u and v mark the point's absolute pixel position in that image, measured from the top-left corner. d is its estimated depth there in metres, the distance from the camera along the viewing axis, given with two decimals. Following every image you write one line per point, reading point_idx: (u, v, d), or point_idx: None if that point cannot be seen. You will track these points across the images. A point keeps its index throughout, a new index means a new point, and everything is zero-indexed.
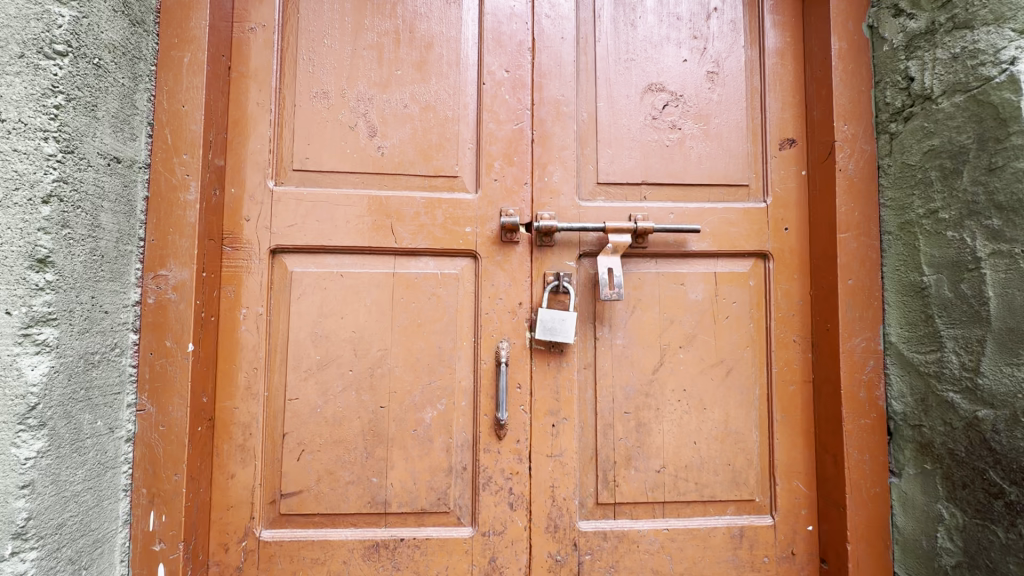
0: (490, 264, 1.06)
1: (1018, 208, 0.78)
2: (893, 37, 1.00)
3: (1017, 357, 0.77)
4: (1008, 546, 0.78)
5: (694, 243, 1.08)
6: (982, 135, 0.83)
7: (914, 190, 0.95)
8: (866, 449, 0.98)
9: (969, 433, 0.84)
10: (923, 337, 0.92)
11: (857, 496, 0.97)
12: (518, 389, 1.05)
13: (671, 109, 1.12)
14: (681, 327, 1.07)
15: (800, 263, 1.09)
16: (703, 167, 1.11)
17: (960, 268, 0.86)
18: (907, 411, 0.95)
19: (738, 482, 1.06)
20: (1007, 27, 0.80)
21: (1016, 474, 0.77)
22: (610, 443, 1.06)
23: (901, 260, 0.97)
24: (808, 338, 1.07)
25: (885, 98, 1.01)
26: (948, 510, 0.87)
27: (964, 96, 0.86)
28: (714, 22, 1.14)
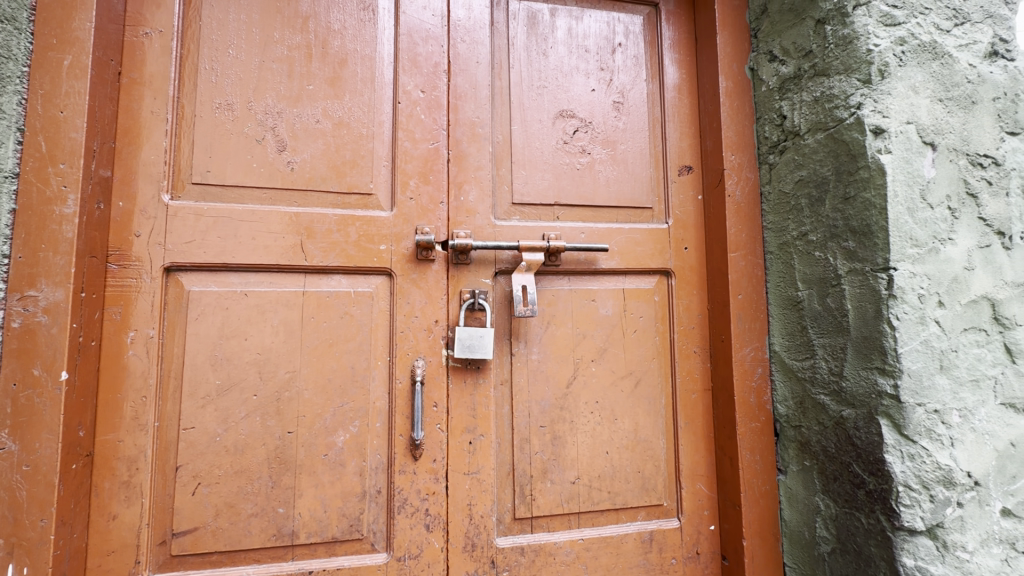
0: (405, 282, 1.05)
1: (867, 231, 0.89)
2: (769, 79, 1.12)
3: (869, 362, 0.87)
4: (870, 530, 0.87)
5: (604, 260, 1.14)
6: (839, 168, 0.95)
7: (789, 215, 1.07)
8: (757, 450, 1.07)
9: (837, 431, 0.93)
10: (800, 346, 1.03)
11: (751, 494, 1.06)
12: (434, 408, 1.04)
13: (581, 134, 1.18)
14: (593, 342, 1.12)
15: (698, 280, 1.18)
16: (611, 190, 1.18)
17: (826, 284, 0.97)
18: (790, 413, 1.05)
19: (647, 488, 1.11)
20: (854, 77, 0.92)
21: (873, 465, 0.86)
22: (526, 458, 1.07)
23: (780, 277, 1.08)
24: (707, 350, 1.16)
25: (764, 132, 1.13)
26: (824, 501, 0.97)
27: (823, 134, 0.98)
28: (618, 56, 1.23)
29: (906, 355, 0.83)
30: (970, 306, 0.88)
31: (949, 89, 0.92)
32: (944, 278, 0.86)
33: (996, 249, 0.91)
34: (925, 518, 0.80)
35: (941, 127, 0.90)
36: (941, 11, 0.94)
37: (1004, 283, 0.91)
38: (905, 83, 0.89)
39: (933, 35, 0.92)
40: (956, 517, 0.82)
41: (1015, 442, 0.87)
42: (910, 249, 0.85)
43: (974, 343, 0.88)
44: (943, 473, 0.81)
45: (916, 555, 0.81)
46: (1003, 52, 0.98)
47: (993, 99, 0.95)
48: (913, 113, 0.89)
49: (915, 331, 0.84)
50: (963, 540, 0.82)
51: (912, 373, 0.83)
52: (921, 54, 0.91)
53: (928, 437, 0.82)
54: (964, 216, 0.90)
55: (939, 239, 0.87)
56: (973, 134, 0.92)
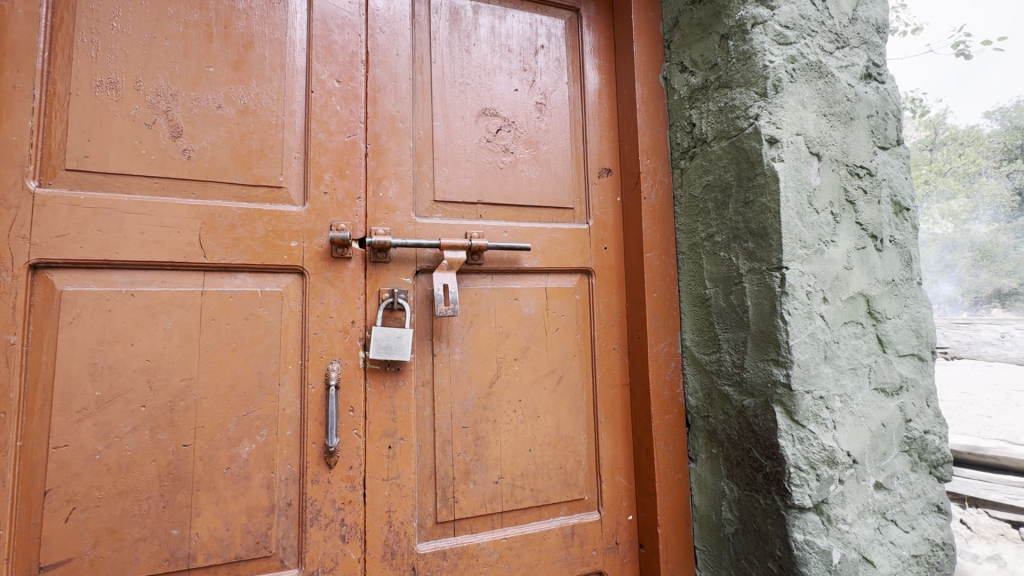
0: (319, 281, 1.00)
1: (763, 232, 0.95)
2: (681, 89, 1.19)
3: (766, 354, 0.94)
4: (767, 510, 0.93)
5: (526, 260, 1.15)
6: (740, 174, 1.01)
7: (697, 218, 1.13)
8: (670, 441, 1.13)
9: (739, 419, 1.00)
10: (707, 340, 1.09)
11: (665, 483, 1.11)
12: (351, 412, 0.99)
13: (504, 133, 1.18)
14: (515, 340, 1.13)
15: (617, 279, 1.22)
16: (534, 190, 1.19)
17: (729, 282, 1.03)
18: (699, 404, 1.11)
19: (569, 483, 1.13)
20: (752, 89, 0.99)
21: (769, 450, 0.93)
22: (449, 460, 1.05)
23: (691, 276, 1.14)
24: (625, 346, 1.21)
25: (677, 139, 1.20)
26: (729, 486, 1.03)
27: (727, 142, 1.04)
28: (541, 58, 1.24)
29: (796, 347, 0.90)
30: (849, 302, 0.97)
31: (832, 105, 1.01)
32: (827, 276, 0.95)
33: (870, 251, 1.02)
34: (813, 496, 0.88)
35: (825, 139, 0.99)
36: (825, 35, 1.03)
37: (876, 280, 1.02)
38: (795, 98, 0.97)
39: (819, 56, 1.01)
40: (838, 492, 0.90)
41: (886, 423, 0.98)
42: (800, 250, 0.93)
43: (852, 335, 0.97)
44: (827, 453, 0.89)
45: (806, 531, 0.88)
46: (876, 75, 1.10)
47: (868, 116, 1.06)
48: (801, 126, 0.97)
49: (804, 324, 0.92)
50: (843, 513, 0.90)
51: (802, 363, 0.90)
52: (809, 72, 1.00)
53: (815, 421, 0.90)
54: (844, 220, 1.00)
55: (824, 240, 0.96)
56: (852, 147, 1.03)
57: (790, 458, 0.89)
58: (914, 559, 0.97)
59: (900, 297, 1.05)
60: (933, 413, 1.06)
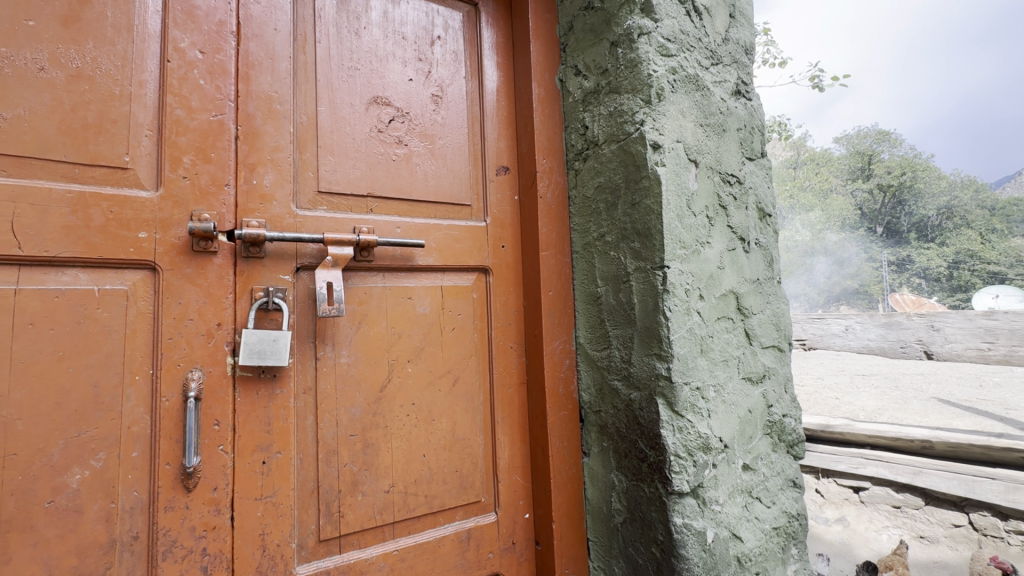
0: (176, 278, 0.87)
1: (647, 233, 1.00)
2: (575, 92, 1.21)
3: (649, 349, 0.98)
4: (651, 498, 0.97)
5: (421, 257, 1.10)
6: (627, 177, 1.05)
7: (590, 218, 1.17)
8: (565, 437, 1.14)
9: (626, 412, 1.04)
10: (599, 337, 1.12)
11: (560, 479, 1.13)
12: (215, 427, 0.88)
13: (397, 124, 1.13)
14: (408, 341, 1.08)
15: (514, 278, 1.22)
16: (429, 185, 1.15)
17: (618, 280, 1.07)
18: (592, 400, 1.14)
19: (465, 486, 1.11)
20: (638, 96, 1.03)
21: (652, 440, 0.97)
22: (334, 472, 0.98)
23: (584, 275, 1.17)
24: (522, 345, 1.21)
25: (571, 141, 1.22)
26: (617, 477, 1.07)
27: (616, 146, 1.08)
28: (437, 49, 1.20)
29: (675, 341, 0.95)
30: (722, 299, 1.06)
31: (707, 117, 1.09)
32: (703, 275, 1.02)
33: (739, 252, 1.11)
34: (690, 481, 0.94)
35: (702, 148, 1.07)
36: (701, 51, 1.11)
37: (744, 279, 1.11)
38: (675, 108, 1.04)
39: (695, 70, 1.09)
40: (711, 476, 0.97)
41: (751, 409, 1.08)
42: (679, 250, 0.99)
43: (724, 329, 1.06)
44: (702, 440, 0.96)
45: (684, 514, 0.94)
46: (744, 92, 1.21)
47: (738, 129, 1.16)
48: (681, 134, 1.03)
49: (682, 320, 0.97)
50: (716, 494, 0.98)
51: (680, 357, 0.96)
52: (687, 85, 1.07)
53: (692, 410, 0.96)
54: (718, 223, 1.08)
55: (700, 242, 1.03)
56: (724, 156, 1.12)
57: (671, 447, 0.94)
58: (775, 531, 1.07)
59: (763, 294, 1.16)
60: (790, 398, 1.18)
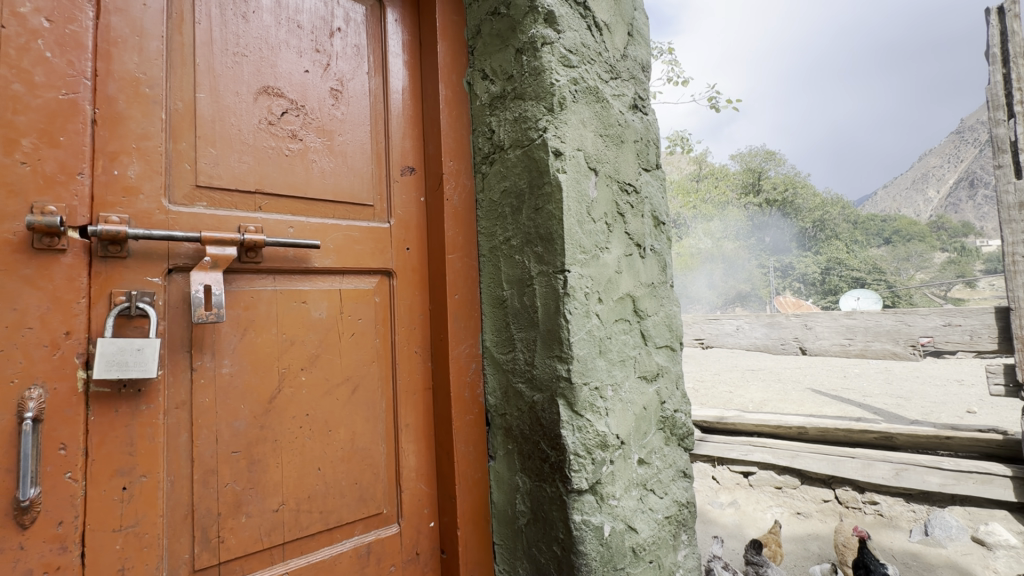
0: (9, 280, 0.74)
1: (549, 237, 1.02)
2: (482, 95, 1.21)
3: (551, 351, 1.00)
4: (552, 498, 0.99)
5: (317, 259, 1.04)
6: (530, 182, 1.07)
7: (496, 222, 1.17)
8: (470, 441, 1.14)
9: (530, 414, 1.05)
10: (504, 340, 1.13)
11: (465, 484, 1.12)
12: (61, 452, 0.76)
13: (291, 117, 1.06)
14: (302, 348, 1.01)
15: (420, 281, 1.19)
16: (327, 183, 1.09)
17: (522, 284, 1.09)
18: (498, 403, 1.15)
19: (365, 499, 1.06)
20: (541, 103, 1.05)
21: (553, 441, 0.99)
22: (212, 493, 0.89)
23: (490, 278, 1.18)
24: (427, 349, 1.18)
25: (478, 144, 1.22)
26: (522, 479, 1.08)
27: (520, 151, 1.09)
28: (337, 41, 1.15)
29: (575, 343, 0.98)
30: (619, 301, 1.11)
31: (606, 128, 1.15)
32: (601, 279, 1.07)
33: (636, 257, 1.18)
34: (588, 478, 0.97)
35: (601, 157, 1.12)
36: (601, 65, 1.17)
37: (640, 283, 1.18)
38: (576, 117, 1.07)
39: (595, 83, 1.13)
40: (609, 472, 1.01)
41: (646, 405, 1.14)
42: (579, 255, 1.02)
43: (622, 331, 1.11)
44: (600, 438, 0.99)
45: (583, 511, 0.96)
46: (641, 107, 1.29)
47: (635, 141, 1.23)
48: (581, 143, 1.07)
49: (582, 323, 1.01)
50: (613, 490, 1.02)
51: (580, 358, 0.99)
52: (588, 96, 1.11)
53: (591, 410, 1.00)
54: (616, 230, 1.13)
55: (599, 247, 1.07)
56: (622, 166, 1.18)
57: (570, 446, 0.96)
58: (667, 520, 1.14)
59: (658, 297, 1.23)
60: (681, 394, 1.27)
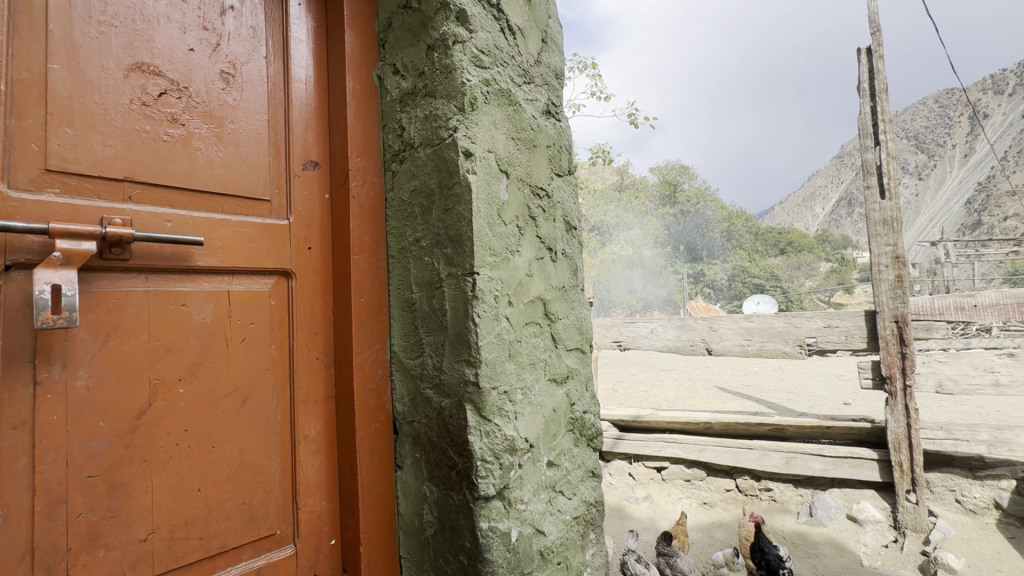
0: None
1: (458, 239, 1.00)
2: (392, 90, 1.17)
3: (459, 355, 0.98)
4: (459, 506, 0.97)
5: (200, 257, 0.94)
6: (440, 182, 1.04)
7: (406, 222, 1.13)
8: (376, 451, 1.08)
9: (438, 420, 1.02)
10: (413, 345, 1.09)
11: (370, 496, 1.06)
12: None
13: (171, 99, 0.95)
14: (180, 356, 0.90)
15: (323, 283, 1.12)
16: (214, 174, 0.99)
17: (431, 286, 1.05)
18: (406, 410, 1.10)
19: (255, 520, 0.98)
20: (452, 102, 1.03)
21: (461, 447, 0.97)
22: (61, 526, 0.77)
23: (399, 280, 1.13)
24: (330, 355, 1.11)
25: (388, 141, 1.18)
26: (429, 488, 1.05)
27: (431, 150, 1.06)
28: (229, 20, 1.05)
29: (484, 347, 0.97)
30: (529, 305, 1.11)
31: (518, 131, 1.15)
32: (512, 282, 1.06)
33: (547, 261, 1.19)
34: (495, 484, 0.96)
35: (512, 160, 1.12)
36: (513, 69, 1.17)
37: (551, 287, 1.19)
38: (488, 118, 1.06)
39: (508, 86, 1.13)
40: (517, 476, 1.01)
41: (555, 408, 1.15)
42: (489, 257, 1.01)
43: (532, 334, 1.11)
44: (508, 442, 0.99)
45: (490, 518, 0.95)
46: (554, 113, 1.31)
47: (547, 146, 1.24)
48: (492, 145, 1.07)
49: (491, 326, 0.99)
50: (521, 494, 1.01)
51: (488, 362, 0.97)
52: (500, 98, 1.10)
53: (499, 414, 0.98)
54: (527, 233, 1.14)
55: (510, 250, 1.07)
56: (534, 170, 1.18)
57: (477, 452, 0.94)
58: (575, 520, 1.16)
59: (569, 300, 1.26)
60: (590, 395, 1.29)
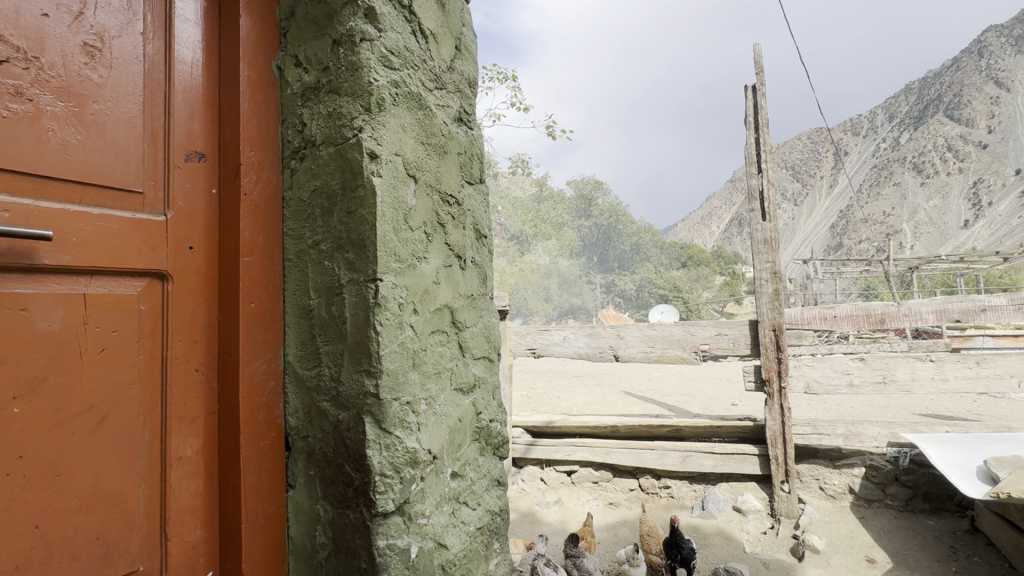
0: None
1: (361, 244, 0.96)
2: (294, 83, 1.10)
3: (359, 365, 0.93)
4: (355, 525, 0.92)
5: (48, 254, 0.81)
6: (343, 183, 0.99)
7: (305, 223, 1.06)
8: (264, 471, 1.00)
9: (335, 434, 0.97)
10: (309, 355, 1.03)
11: (256, 520, 0.97)
12: None
13: (14, 68, 0.79)
14: (16, 370, 0.77)
15: (207, 286, 1.01)
16: (70, 160, 0.86)
17: (330, 293, 1.00)
18: (300, 425, 1.03)
19: (111, 557, 0.86)
20: (358, 101, 0.99)
21: (358, 463, 0.92)
22: None
23: (296, 285, 1.06)
24: (213, 367, 1.01)
25: (287, 136, 1.10)
26: (324, 507, 0.99)
27: (334, 149, 1.01)
28: None
29: (386, 356, 0.93)
30: (436, 313, 1.09)
31: (428, 136, 1.13)
32: (417, 289, 1.04)
33: (455, 269, 1.18)
34: (395, 499, 0.92)
35: (421, 165, 1.10)
36: (424, 73, 1.15)
37: (459, 295, 1.18)
38: (396, 121, 1.03)
39: (418, 89, 1.11)
40: (418, 490, 0.98)
41: (461, 418, 1.14)
42: (393, 264, 0.98)
43: (438, 343, 1.09)
44: (410, 455, 0.95)
45: (388, 535, 0.91)
46: (466, 120, 1.31)
47: (458, 154, 1.24)
48: (400, 148, 1.04)
49: (395, 335, 0.96)
50: (423, 508, 0.99)
51: (390, 372, 0.93)
52: (409, 101, 1.08)
53: (401, 426, 0.95)
54: (435, 240, 1.12)
55: (416, 257, 1.05)
56: (444, 177, 1.17)
57: (376, 467, 0.90)
58: (479, 531, 1.15)
59: (477, 309, 1.25)
60: (497, 404, 1.30)
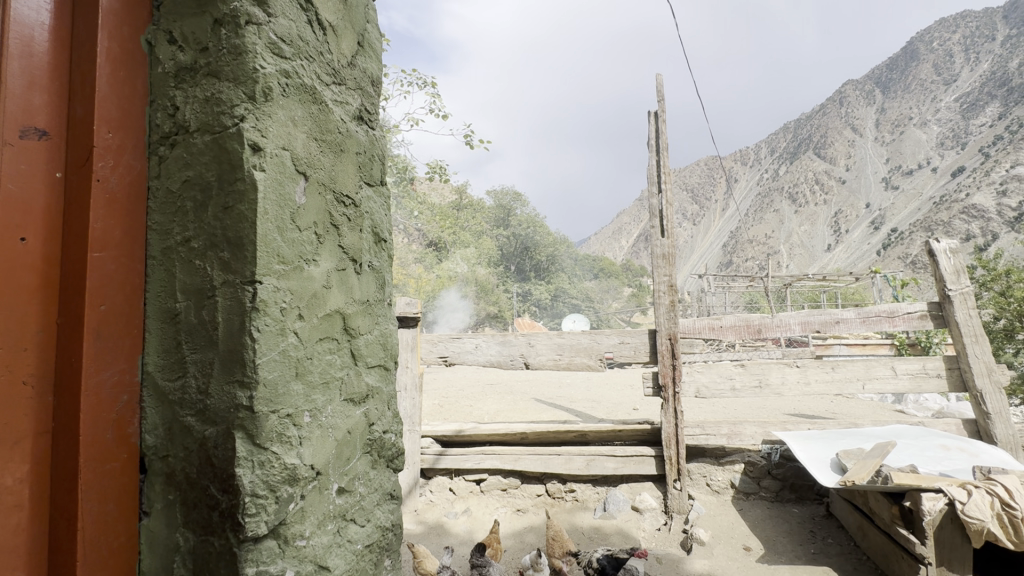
0: None
1: (239, 242, 0.87)
2: (166, 62, 0.99)
3: (231, 375, 0.85)
4: (220, 553, 0.84)
5: None
6: (220, 175, 0.91)
7: (174, 217, 0.96)
8: (109, 498, 0.87)
9: (199, 453, 0.87)
10: (172, 364, 0.92)
11: (97, 556, 0.84)
12: None
13: None
14: None
15: (43, 284, 0.86)
16: None
17: (201, 295, 0.90)
18: (158, 443, 0.93)
19: None
20: (240, 89, 0.91)
21: (225, 483, 0.83)
22: None
23: (160, 286, 0.95)
24: (47, 379, 0.86)
25: (156, 120, 0.99)
26: (183, 535, 0.89)
27: (210, 137, 0.92)
28: None
29: (262, 366, 0.85)
30: (325, 319, 1.03)
31: (322, 132, 1.07)
32: (304, 294, 0.97)
33: (349, 273, 1.12)
34: (268, 522, 0.85)
35: (313, 162, 1.03)
36: (320, 66, 1.10)
37: (352, 300, 1.13)
38: (285, 113, 0.97)
39: (312, 82, 1.05)
40: (297, 509, 0.91)
41: (351, 430, 1.08)
42: (276, 265, 0.90)
43: (327, 350, 1.03)
44: (288, 472, 0.88)
45: (259, 562, 0.84)
46: (366, 119, 1.26)
47: (357, 153, 1.19)
48: (288, 142, 0.97)
49: (275, 342, 0.89)
50: (302, 529, 0.92)
51: (267, 383, 0.86)
52: (301, 93, 1.02)
53: (278, 441, 0.87)
54: (327, 242, 1.06)
55: (304, 259, 0.98)
56: (339, 176, 1.12)
57: (246, 487, 0.82)
58: (367, 549, 1.10)
59: (372, 315, 1.21)
60: (392, 414, 1.25)
